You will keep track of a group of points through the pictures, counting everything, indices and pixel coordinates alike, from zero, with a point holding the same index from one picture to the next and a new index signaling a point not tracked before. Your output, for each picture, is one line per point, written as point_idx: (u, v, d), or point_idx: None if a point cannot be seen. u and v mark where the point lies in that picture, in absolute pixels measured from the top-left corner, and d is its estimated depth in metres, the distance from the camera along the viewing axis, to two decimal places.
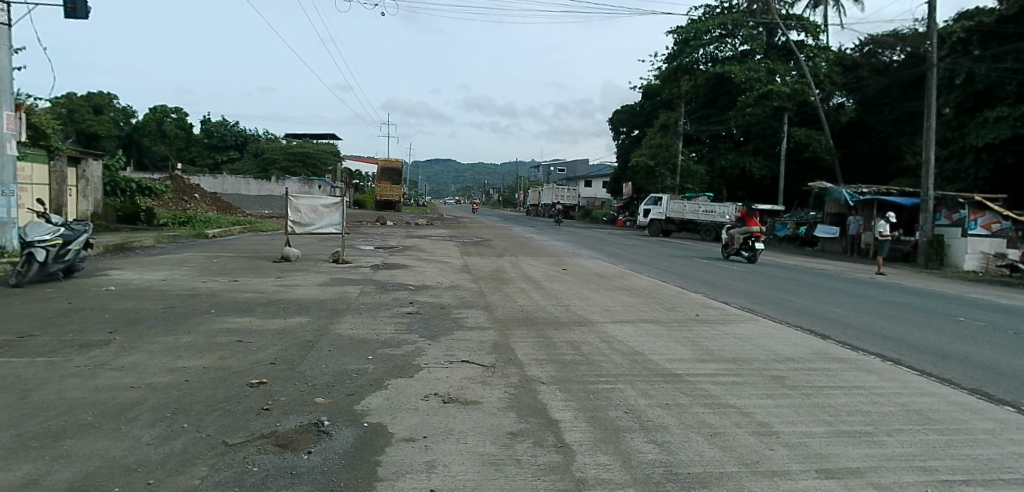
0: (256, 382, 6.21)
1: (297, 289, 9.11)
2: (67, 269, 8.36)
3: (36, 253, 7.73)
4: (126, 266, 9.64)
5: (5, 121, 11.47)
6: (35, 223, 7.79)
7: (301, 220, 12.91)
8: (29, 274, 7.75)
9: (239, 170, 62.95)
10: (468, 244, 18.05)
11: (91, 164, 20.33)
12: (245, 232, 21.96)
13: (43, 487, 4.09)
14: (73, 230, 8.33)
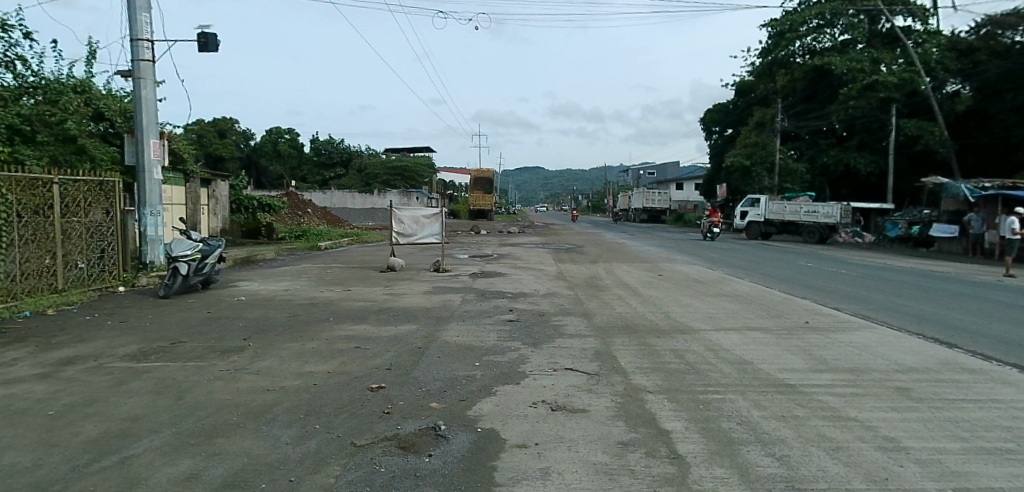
0: (376, 387, 6.53)
1: (404, 298, 9.49)
2: (205, 282, 9.13)
3: (179, 267, 8.51)
4: (252, 278, 10.42)
5: (152, 148, 12.28)
6: (179, 239, 8.61)
7: (404, 231, 13.39)
8: (175, 286, 8.53)
9: (347, 185, 65.85)
10: (561, 251, 18.15)
11: (220, 184, 22.15)
12: (352, 243, 23.07)
13: (202, 481, 4.50)
14: (210, 245, 9.12)
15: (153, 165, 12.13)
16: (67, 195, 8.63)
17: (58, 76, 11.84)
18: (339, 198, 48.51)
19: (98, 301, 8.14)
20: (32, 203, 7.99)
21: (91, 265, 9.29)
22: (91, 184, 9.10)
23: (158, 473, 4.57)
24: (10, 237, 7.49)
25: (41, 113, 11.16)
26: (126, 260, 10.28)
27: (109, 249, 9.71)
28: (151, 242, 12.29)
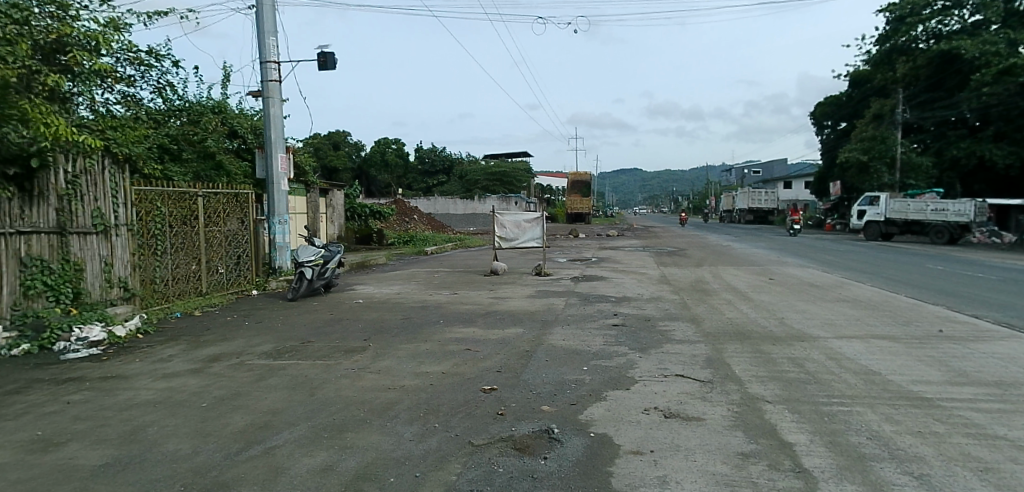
0: (488, 388, 6.63)
1: (509, 301, 9.66)
2: (327, 285, 9.72)
3: (305, 271, 9.11)
4: (366, 282, 10.99)
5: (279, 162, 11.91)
6: (305, 246, 9.25)
7: (507, 235, 13.62)
8: (301, 289, 9.11)
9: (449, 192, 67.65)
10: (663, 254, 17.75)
11: (337, 193, 23.63)
12: (455, 248, 23.71)
13: (337, 473, 4.78)
14: (331, 251, 9.71)
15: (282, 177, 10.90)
16: (210, 205, 8.99)
17: (198, 98, 12.56)
18: (443, 203, 50.23)
19: (237, 303, 8.89)
20: (180, 214, 8.49)
21: (230, 272, 9.62)
22: (229, 196, 9.49)
23: (298, 464, 4.90)
24: (162, 245, 8.20)
25: (185, 134, 12.13)
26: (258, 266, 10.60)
27: (245, 257, 10.01)
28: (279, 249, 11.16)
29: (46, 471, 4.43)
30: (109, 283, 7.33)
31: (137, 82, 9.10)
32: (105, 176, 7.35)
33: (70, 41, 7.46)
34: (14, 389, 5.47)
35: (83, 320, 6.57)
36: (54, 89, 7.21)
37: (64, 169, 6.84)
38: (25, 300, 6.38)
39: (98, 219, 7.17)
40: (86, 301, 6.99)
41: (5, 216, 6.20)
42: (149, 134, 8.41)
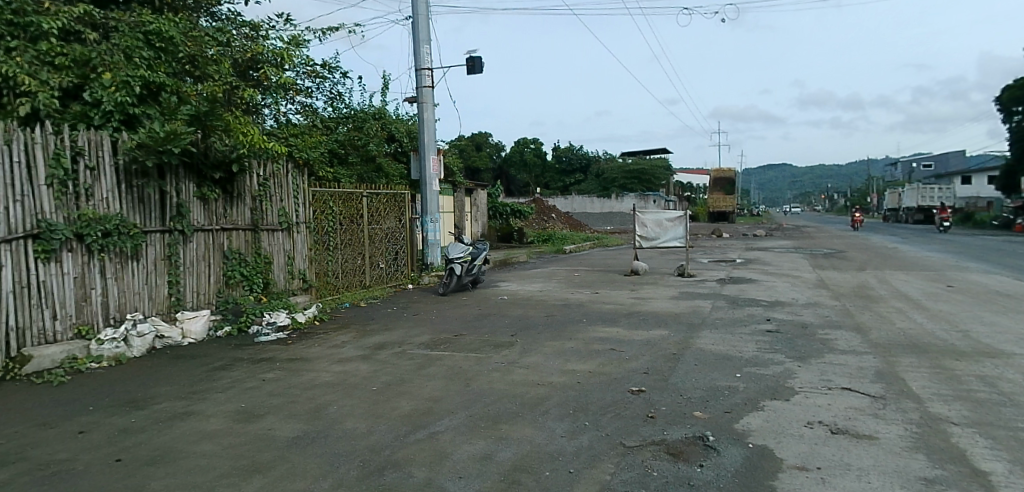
0: (637, 390, 6.50)
1: (652, 302, 9.51)
2: (474, 281, 10.14)
3: (454, 267, 9.59)
4: (510, 279, 11.33)
5: (435, 163, 11.32)
6: (454, 243, 9.72)
7: (647, 234, 13.43)
8: (451, 285, 9.62)
9: (581, 192, 65.70)
10: (817, 256, 16.45)
11: (479, 194, 24.55)
12: (593, 246, 23.66)
13: (496, 462, 4.91)
14: (477, 249, 10.11)
15: (433, 178, 11.21)
16: (373, 205, 9.71)
17: (361, 106, 13.48)
18: (580, 202, 49.75)
19: (396, 296, 9.55)
20: (348, 212, 9.26)
21: (389, 267, 10.31)
22: (388, 196, 10.18)
23: (460, 450, 5.10)
24: (333, 241, 9.00)
25: (351, 138, 13.14)
26: (414, 262, 11.13)
27: (401, 253, 10.66)
28: (431, 245, 11.21)
29: (250, 438, 5.01)
30: (291, 274, 8.19)
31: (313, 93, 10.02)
32: (289, 179, 8.19)
33: (263, 59, 8.34)
34: (221, 365, 6.24)
35: (271, 307, 7.38)
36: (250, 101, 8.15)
37: (257, 173, 7.73)
38: (227, 288, 7.37)
39: (283, 218, 8.04)
40: (274, 291, 7.88)
41: (212, 215, 7.19)
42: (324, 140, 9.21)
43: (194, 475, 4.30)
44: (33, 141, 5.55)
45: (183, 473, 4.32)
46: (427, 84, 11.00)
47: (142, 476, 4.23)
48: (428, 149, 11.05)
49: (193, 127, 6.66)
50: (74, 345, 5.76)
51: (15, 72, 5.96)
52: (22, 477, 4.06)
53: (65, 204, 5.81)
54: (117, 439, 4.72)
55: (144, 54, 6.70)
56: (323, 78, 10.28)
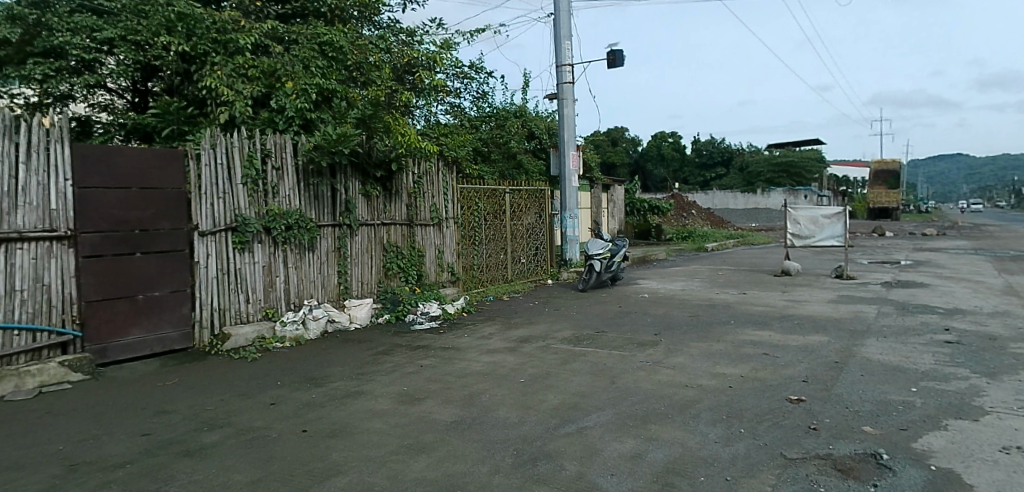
0: (796, 399, 6.01)
1: (807, 305, 8.91)
2: (613, 278, 10.13)
3: (593, 264, 9.68)
4: (649, 277, 11.17)
5: (574, 159, 11.31)
6: (594, 240, 9.77)
7: (800, 232, 12.58)
8: (590, 282, 9.76)
9: (727, 185, 52.82)
10: (1008, 260, 14.37)
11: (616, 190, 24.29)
12: (737, 244, 22.45)
13: (647, 462, 4.70)
14: (617, 245, 10.06)
15: (573, 174, 11.25)
16: (515, 201, 9.97)
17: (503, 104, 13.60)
18: (722, 198, 45.82)
19: (537, 291, 9.77)
20: (492, 209, 9.60)
21: (530, 262, 10.54)
22: (529, 192, 10.39)
23: (611, 446, 5.01)
24: (478, 236, 9.35)
25: (494, 137, 13.29)
26: (553, 258, 11.24)
27: (541, 248, 10.84)
28: (570, 241, 11.24)
29: (414, 420, 5.34)
30: (441, 267, 8.62)
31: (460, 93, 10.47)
32: (440, 177, 8.59)
33: (418, 64, 8.79)
34: (384, 350, 6.73)
35: (424, 298, 7.86)
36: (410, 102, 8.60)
37: (412, 171, 8.18)
38: (386, 279, 7.90)
39: (435, 214, 8.46)
40: (426, 283, 8.35)
41: (374, 211, 7.74)
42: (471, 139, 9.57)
43: (368, 450, 4.66)
44: (232, 147, 6.35)
45: (359, 448, 4.69)
46: (566, 80, 11.10)
47: (324, 447, 4.67)
48: (567, 145, 11.09)
49: (359, 129, 7.21)
50: (263, 326, 6.45)
51: (218, 85, 6.84)
52: (230, 439, 4.65)
53: (257, 201, 6.57)
54: (302, 412, 5.25)
55: (318, 63, 7.38)
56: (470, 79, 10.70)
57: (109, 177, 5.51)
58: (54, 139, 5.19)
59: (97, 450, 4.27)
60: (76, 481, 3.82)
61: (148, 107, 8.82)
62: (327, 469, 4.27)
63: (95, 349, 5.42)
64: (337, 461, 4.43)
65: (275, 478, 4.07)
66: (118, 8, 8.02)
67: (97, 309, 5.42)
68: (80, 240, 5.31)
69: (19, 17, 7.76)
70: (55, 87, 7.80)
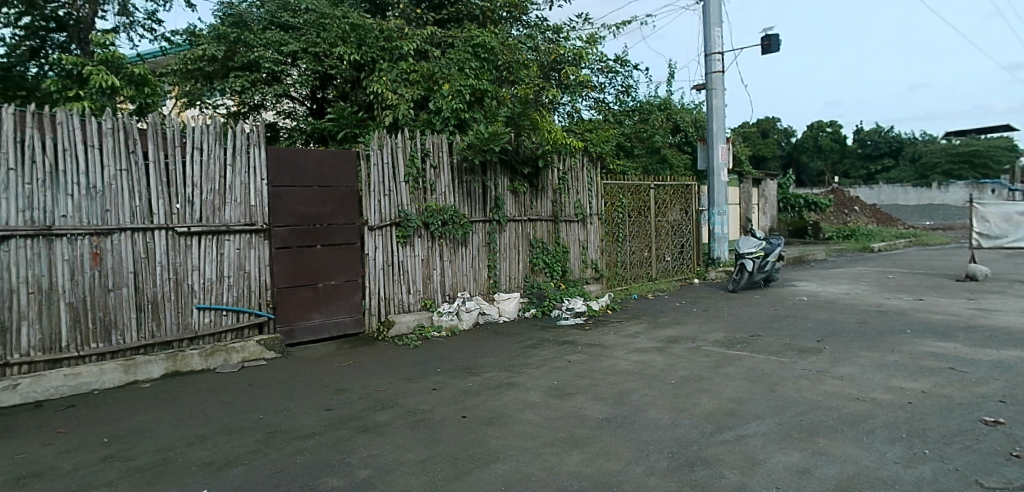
0: (992, 420, 5.08)
1: (1001, 315, 7.83)
2: (767, 279, 9.80)
3: (745, 263, 9.44)
4: (808, 279, 10.58)
5: (721, 152, 10.79)
6: (746, 238, 9.58)
7: (989, 231, 11.10)
8: (741, 282, 9.47)
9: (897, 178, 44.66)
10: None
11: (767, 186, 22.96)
12: (909, 245, 20.22)
13: (815, 478, 4.13)
14: (772, 244, 9.76)
15: (722, 167, 10.80)
16: (659, 197, 9.78)
17: (648, 96, 13.17)
18: (889, 194, 40.29)
19: (683, 290, 9.57)
20: (636, 205, 9.47)
21: (675, 260, 10.28)
22: (674, 187, 10.15)
23: (775, 457, 4.47)
24: (623, 233, 9.27)
25: (637, 131, 12.59)
26: (699, 257, 10.84)
27: (687, 246, 10.51)
28: (717, 238, 10.76)
29: (566, 414, 5.36)
30: (585, 264, 8.65)
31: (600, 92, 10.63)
32: (584, 173, 8.63)
33: (563, 61, 9.15)
34: (532, 344, 6.88)
35: (569, 294, 7.96)
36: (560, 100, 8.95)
37: (558, 168, 8.29)
38: (532, 274, 8.07)
39: (579, 209, 8.52)
40: (570, 278, 8.41)
41: (521, 207, 7.95)
42: (615, 134, 9.49)
43: (524, 440, 4.73)
44: (396, 147, 6.79)
45: (515, 438, 4.78)
46: (716, 69, 10.64)
47: (483, 434, 4.83)
48: (716, 139, 10.62)
49: (510, 127, 7.43)
50: (423, 316, 6.87)
51: (384, 90, 7.71)
52: (399, 419, 4.97)
53: (417, 197, 6.99)
54: (462, 399, 5.48)
55: (471, 65, 7.83)
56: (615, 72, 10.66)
57: (296, 176, 6.11)
58: (254, 143, 5.85)
59: (290, 420, 4.75)
60: (276, 447, 4.30)
61: (324, 113, 10.00)
62: (486, 456, 4.40)
63: (284, 330, 6.04)
64: (495, 448, 4.56)
65: (440, 460, 4.28)
66: (300, 23, 9.16)
67: (286, 295, 6.04)
68: (273, 233, 5.94)
69: (225, 37, 9.12)
70: (251, 97, 9.21)
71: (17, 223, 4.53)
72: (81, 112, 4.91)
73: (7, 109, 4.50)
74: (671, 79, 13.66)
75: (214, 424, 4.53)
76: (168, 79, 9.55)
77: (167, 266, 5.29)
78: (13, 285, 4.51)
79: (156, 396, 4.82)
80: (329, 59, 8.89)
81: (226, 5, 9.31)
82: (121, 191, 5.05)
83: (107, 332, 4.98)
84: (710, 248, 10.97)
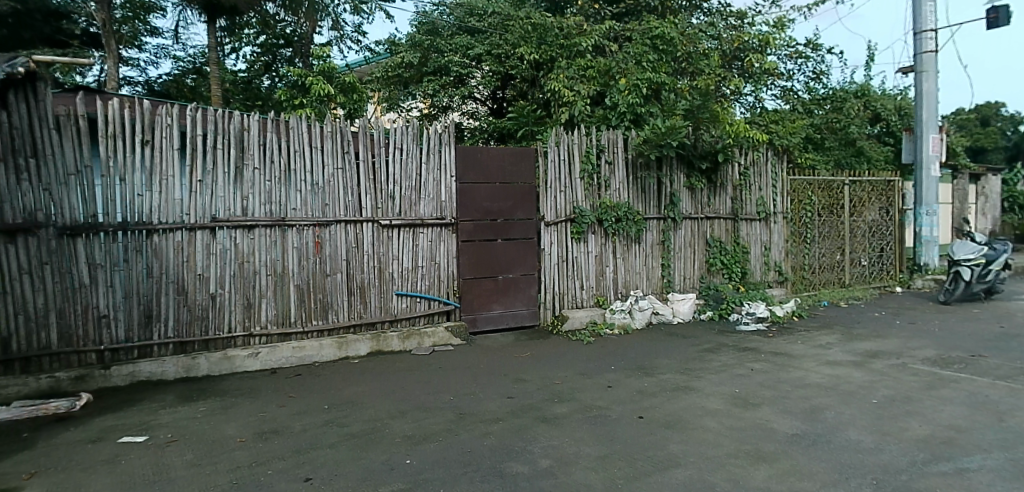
0: None
1: None
2: (988, 290, 8.45)
3: (960, 272, 8.21)
4: None
5: (931, 144, 9.45)
6: (962, 243, 8.29)
7: None
8: (956, 292, 8.26)
9: None
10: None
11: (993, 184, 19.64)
12: None
13: None
14: (996, 250, 8.28)
15: (932, 160, 9.47)
16: (854, 194, 8.89)
17: (841, 83, 11.98)
18: None
19: (883, 300, 8.57)
20: (827, 203, 8.71)
21: (871, 265, 9.25)
22: (872, 184, 9.15)
23: None
24: (811, 234, 8.56)
25: (828, 122, 11.42)
26: (901, 261, 9.68)
27: (887, 250, 9.41)
28: (925, 242, 9.52)
29: (750, 424, 4.64)
30: (767, 266, 8.17)
31: (786, 80, 9.97)
32: (768, 168, 8.11)
33: (746, 48, 9.02)
34: (710, 348, 6.49)
35: (750, 297, 7.52)
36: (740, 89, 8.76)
37: (739, 162, 7.85)
38: (708, 274, 7.77)
39: (761, 207, 8.04)
40: (750, 281, 7.97)
41: (698, 204, 7.63)
42: (805, 125, 8.75)
43: (705, 447, 4.23)
44: (573, 143, 6.83)
45: (695, 443, 4.30)
46: (927, 48, 9.34)
47: (660, 436, 4.43)
48: (925, 130, 9.36)
49: (688, 121, 7.21)
50: (595, 312, 6.88)
51: (560, 88, 7.80)
52: (577, 413, 4.85)
53: (592, 194, 6.98)
54: (638, 399, 5.16)
55: (649, 58, 7.77)
56: (804, 59, 9.85)
57: (481, 173, 6.40)
58: (446, 142, 6.21)
59: (475, 405, 4.90)
60: (465, 428, 4.45)
61: (504, 113, 10.47)
62: (660, 462, 3.97)
63: (468, 318, 6.38)
64: (674, 453, 4.13)
65: (618, 459, 4.02)
66: (486, 26, 9.87)
67: (471, 286, 6.38)
68: (460, 227, 6.30)
69: (420, 45, 10.08)
70: (441, 99, 10.08)
71: (259, 214, 5.28)
72: (309, 117, 5.58)
73: (254, 117, 5.24)
74: (870, 62, 12.27)
75: (409, 402, 4.85)
76: (374, 86, 10.74)
77: (372, 254, 5.84)
78: (256, 266, 5.27)
79: (363, 372, 5.34)
80: (510, 59, 9.53)
81: (422, 14, 10.16)
82: (338, 187, 5.66)
83: (325, 311, 5.62)
84: (916, 253, 9.72)
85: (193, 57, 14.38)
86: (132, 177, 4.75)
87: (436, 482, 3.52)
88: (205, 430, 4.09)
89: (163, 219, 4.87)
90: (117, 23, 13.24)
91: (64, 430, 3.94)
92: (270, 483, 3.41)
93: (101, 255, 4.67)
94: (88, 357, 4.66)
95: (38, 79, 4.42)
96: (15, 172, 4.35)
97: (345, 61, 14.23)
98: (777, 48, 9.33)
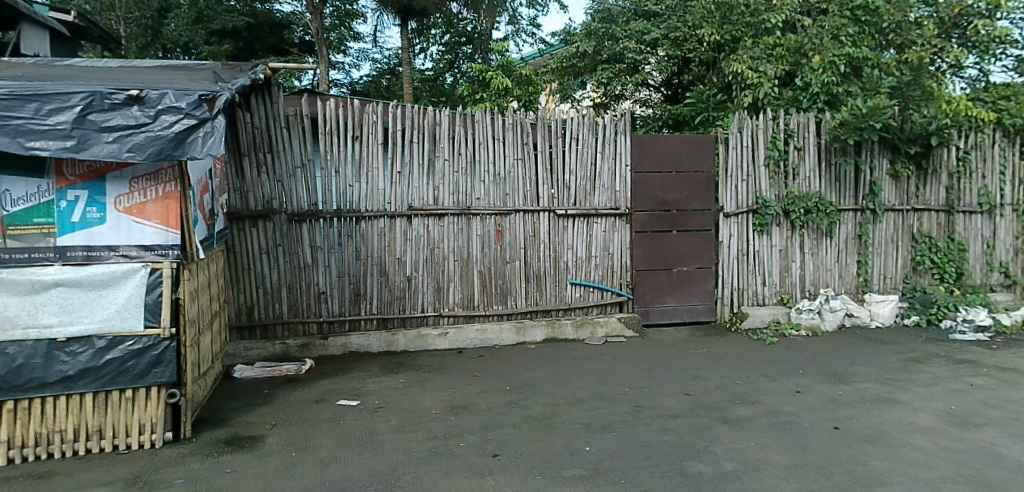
0: None
1: None
2: None
3: None
4: None
5: None
6: None
7: None
8: None
9: None
10: None
11: None
12: None
13: None
14: None
15: None
16: None
17: None
18: None
19: None
20: None
21: None
22: None
23: None
24: None
25: None
26: None
27: None
28: None
29: (973, 448, 3.82)
30: (990, 266, 7.16)
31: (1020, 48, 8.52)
32: (995, 151, 7.09)
33: (971, 13, 8.12)
34: (917, 357, 5.69)
35: (968, 302, 6.58)
36: (958, 60, 7.85)
37: (958, 145, 6.91)
38: (914, 274, 6.96)
39: (985, 198, 7.06)
40: (967, 283, 7.01)
41: (904, 194, 6.85)
42: None
43: (917, 469, 3.52)
44: (758, 128, 6.40)
45: (904, 463, 3.60)
46: None
47: (860, 451, 3.79)
48: None
49: (893, 100, 6.46)
50: (779, 311, 6.43)
51: (745, 69, 7.63)
52: (762, 417, 4.36)
53: (777, 183, 6.50)
54: (833, 408, 4.55)
55: (849, 31, 7.25)
56: None
57: (656, 162, 6.22)
58: (621, 131, 6.09)
59: (651, 397, 4.73)
60: (643, 421, 4.26)
61: (679, 98, 10.40)
62: (860, 481, 3.35)
63: (641, 311, 6.29)
64: (878, 470, 3.51)
65: (813, 470, 3.49)
66: (663, 9, 9.81)
67: (644, 278, 6.26)
68: (635, 217, 6.18)
69: (596, 33, 10.21)
70: (614, 87, 10.20)
71: (449, 203, 5.63)
72: (494, 111, 5.81)
73: (445, 112, 5.55)
74: None
75: (585, 389, 4.83)
76: (548, 77, 11.19)
77: (549, 244, 5.96)
78: (445, 252, 5.63)
79: (541, 358, 5.47)
80: (689, 42, 9.44)
81: (597, 3, 10.38)
82: (518, 177, 5.84)
83: (505, 296, 5.86)
84: None
85: (387, 59, 16.16)
86: (345, 169, 5.29)
87: (617, 472, 3.40)
88: (405, 400, 4.44)
89: (370, 207, 5.38)
90: (328, 30, 15.02)
91: (295, 389, 4.52)
92: (463, 455, 3.58)
93: (321, 239, 5.27)
94: (311, 327, 5.32)
95: (273, 83, 5.01)
96: (257, 165, 5.05)
97: (520, 54, 15.05)
98: (1009, 11, 8.23)
